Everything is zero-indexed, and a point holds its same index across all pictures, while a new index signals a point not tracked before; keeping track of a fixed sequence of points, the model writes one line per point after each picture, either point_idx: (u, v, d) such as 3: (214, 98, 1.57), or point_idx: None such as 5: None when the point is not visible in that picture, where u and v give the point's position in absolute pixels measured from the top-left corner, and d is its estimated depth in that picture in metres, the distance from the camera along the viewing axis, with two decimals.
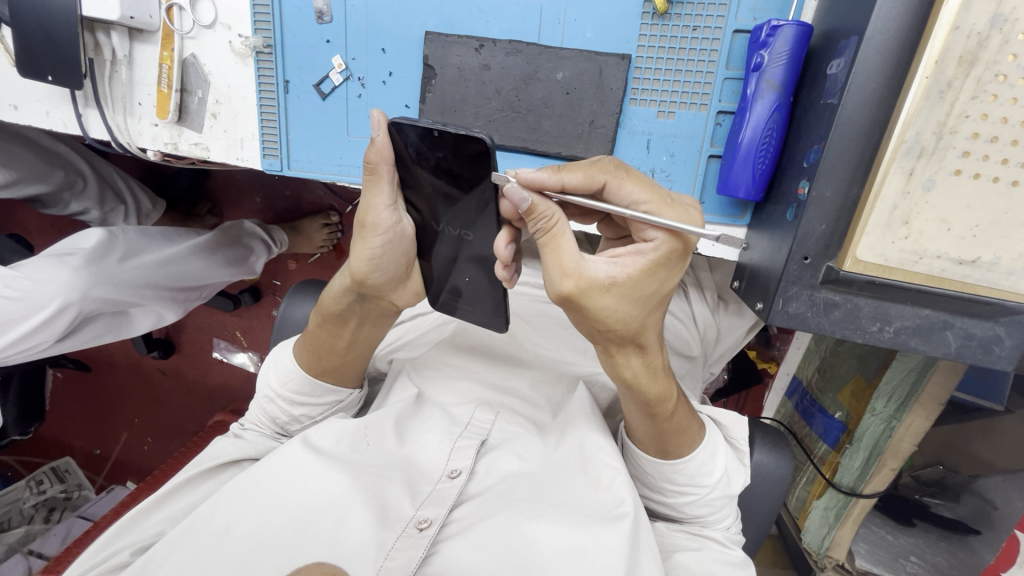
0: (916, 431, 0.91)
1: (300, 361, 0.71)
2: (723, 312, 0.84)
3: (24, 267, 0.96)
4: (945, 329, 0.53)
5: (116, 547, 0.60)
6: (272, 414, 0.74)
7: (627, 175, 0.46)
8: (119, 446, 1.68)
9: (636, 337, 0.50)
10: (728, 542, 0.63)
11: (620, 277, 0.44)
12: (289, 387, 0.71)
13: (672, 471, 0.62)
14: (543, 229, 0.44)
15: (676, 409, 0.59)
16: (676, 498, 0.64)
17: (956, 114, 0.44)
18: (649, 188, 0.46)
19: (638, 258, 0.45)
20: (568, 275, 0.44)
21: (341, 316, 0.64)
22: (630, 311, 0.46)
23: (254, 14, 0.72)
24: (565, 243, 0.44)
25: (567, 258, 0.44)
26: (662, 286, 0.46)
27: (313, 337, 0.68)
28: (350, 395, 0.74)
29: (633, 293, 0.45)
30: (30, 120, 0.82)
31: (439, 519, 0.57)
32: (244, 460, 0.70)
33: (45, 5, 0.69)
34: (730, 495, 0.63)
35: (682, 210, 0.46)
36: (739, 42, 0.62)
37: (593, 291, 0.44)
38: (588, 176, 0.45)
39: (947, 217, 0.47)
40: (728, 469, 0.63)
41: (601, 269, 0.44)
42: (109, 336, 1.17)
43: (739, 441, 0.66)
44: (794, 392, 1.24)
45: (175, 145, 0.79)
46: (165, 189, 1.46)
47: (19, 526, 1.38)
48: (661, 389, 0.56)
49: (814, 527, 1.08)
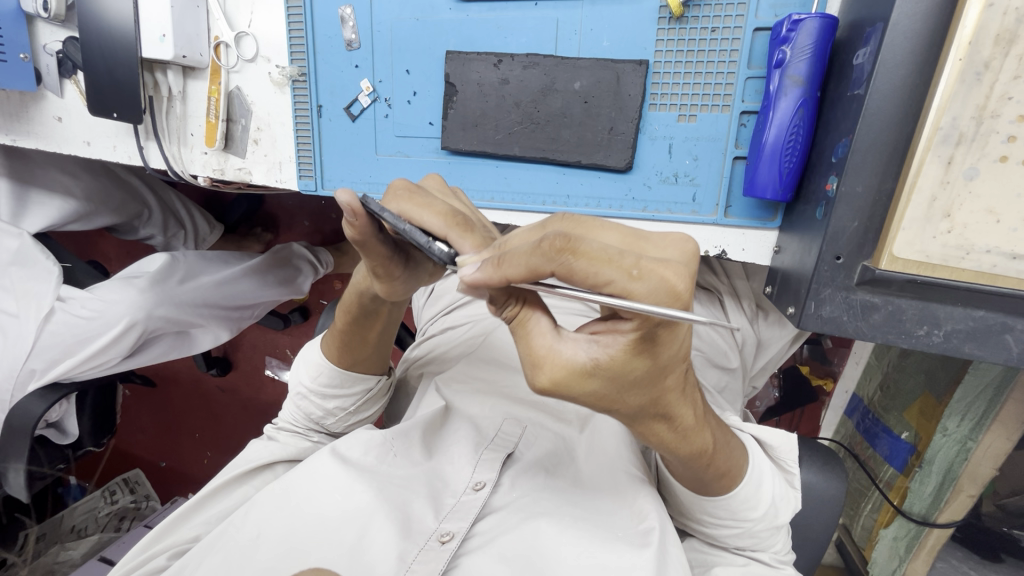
0: (996, 453, 0.82)
1: (329, 356, 0.74)
2: (763, 321, 0.80)
3: (97, 289, 1.06)
4: (1003, 332, 0.48)
5: (155, 548, 0.64)
6: (306, 411, 0.76)
7: (576, 253, 0.33)
8: (181, 459, 1.79)
9: (658, 407, 0.42)
10: (773, 562, 0.59)
11: (603, 359, 0.37)
12: (320, 381, 0.74)
13: (713, 506, 0.58)
14: (510, 316, 0.40)
15: (714, 459, 0.52)
16: (717, 530, 0.60)
17: (997, 96, 0.41)
18: (602, 262, 0.33)
19: (617, 337, 0.37)
20: (542, 365, 0.39)
21: (360, 313, 0.67)
22: (626, 394, 0.39)
23: (290, 44, 0.77)
24: (535, 325, 0.40)
25: (540, 342, 0.39)
26: (657, 365, 0.37)
27: (342, 334, 0.70)
28: (378, 382, 0.77)
29: (623, 375, 0.37)
30: (101, 153, 0.91)
31: (461, 533, 0.56)
32: (277, 463, 0.73)
33: (112, 50, 0.78)
34: (778, 526, 0.58)
35: (658, 280, 0.32)
36: (760, 40, 0.60)
37: (575, 376, 0.38)
38: (530, 268, 0.34)
39: (995, 207, 0.43)
40: (775, 498, 0.58)
41: (579, 354, 0.38)
42: (175, 354, 1.26)
43: (788, 464, 0.61)
44: (854, 411, 1.14)
45: (222, 170, 0.85)
46: (223, 215, 1.56)
47: (95, 533, 1.49)
48: (699, 442, 0.49)
49: (883, 559, 1.02)
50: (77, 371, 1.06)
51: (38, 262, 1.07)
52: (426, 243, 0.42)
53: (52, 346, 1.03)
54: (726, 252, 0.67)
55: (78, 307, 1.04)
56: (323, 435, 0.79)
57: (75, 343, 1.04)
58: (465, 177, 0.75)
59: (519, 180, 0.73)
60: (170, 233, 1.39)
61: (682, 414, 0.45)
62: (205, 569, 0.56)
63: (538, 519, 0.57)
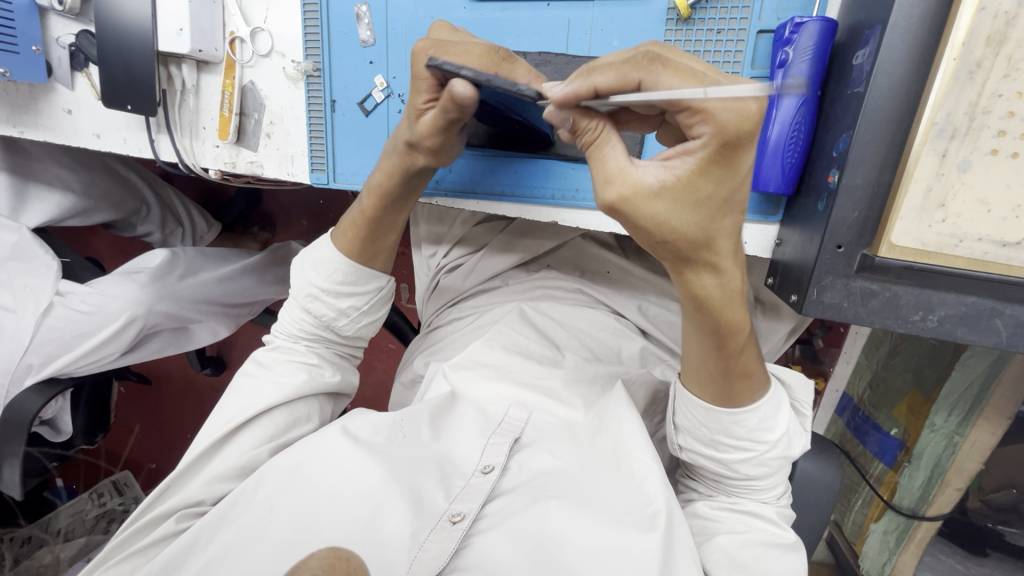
0: (982, 448, 0.86)
1: (342, 249, 0.76)
2: (761, 315, 0.84)
3: (98, 284, 1.06)
4: (994, 316, 0.51)
5: (162, 512, 0.64)
6: (314, 313, 0.76)
7: (666, 66, 0.40)
8: (173, 459, 1.78)
9: (709, 249, 0.46)
10: (778, 520, 0.61)
11: (669, 182, 0.41)
12: (334, 279, 0.76)
13: (731, 422, 0.60)
14: (589, 139, 0.46)
15: (745, 347, 0.56)
16: (730, 454, 0.62)
17: (988, 93, 0.45)
18: (688, 79, 0.40)
19: (686, 159, 0.41)
20: (612, 182, 0.44)
21: (395, 192, 0.72)
22: (687, 218, 0.43)
23: (305, 41, 0.79)
24: (609, 151, 0.45)
25: (612, 164, 0.44)
26: (720, 187, 0.41)
27: (371, 220, 0.74)
28: (388, 284, 0.80)
29: (687, 197, 0.42)
30: (110, 146, 0.92)
31: (472, 513, 0.58)
32: (276, 408, 0.71)
33: (127, 44, 0.79)
34: (788, 457, 0.61)
35: (733, 94, 0.38)
36: (763, 42, 0.63)
37: (641, 198, 0.43)
38: (620, 76, 0.41)
39: (986, 198, 0.47)
40: (789, 430, 0.61)
41: (648, 176, 0.42)
42: (171, 349, 1.24)
43: (803, 406, 0.65)
44: (845, 409, 1.17)
45: (234, 163, 0.86)
46: (223, 213, 1.56)
47: (82, 535, 1.48)
48: (732, 316, 0.53)
49: (874, 553, 1.04)
50: (75, 366, 1.05)
51: (38, 257, 1.07)
52: (518, 85, 0.49)
53: (50, 339, 1.03)
54: None
55: (78, 302, 1.04)
56: (328, 340, 0.79)
57: (73, 338, 1.04)
58: (478, 170, 0.77)
59: (528, 177, 0.75)
60: (169, 231, 1.40)
61: (728, 266, 0.49)
62: (219, 541, 0.58)
63: (547, 501, 0.59)
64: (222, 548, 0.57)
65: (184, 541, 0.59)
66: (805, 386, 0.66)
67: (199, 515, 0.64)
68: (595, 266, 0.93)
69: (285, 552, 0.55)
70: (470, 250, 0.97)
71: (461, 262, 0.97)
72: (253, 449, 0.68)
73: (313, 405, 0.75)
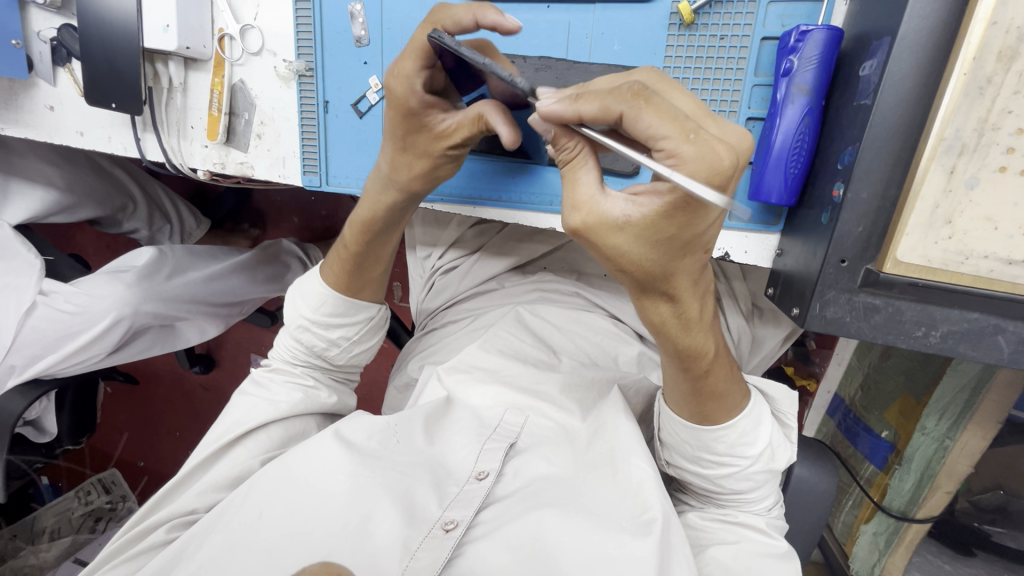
0: (971, 452, 0.85)
1: (332, 282, 0.75)
2: (758, 321, 0.83)
3: (83, 283, 1.03)
4: (996, 333, 0.50)
5: (148, 526, 0.62)
6: (306, 344, 0.75)
7: (648, 104, 0.38)
8: (160, 458, 1.75)
9: (667, 285, 0.46)
10: (768, 530, 0.60)
11: (634, 218, 0.41)
12: (323, 310, 0.74)
13: (712, 439, 0.60)
14: (565, 159, 0.44)
15: (712, 371, 0.56)
16: (714, 471, 0.62)
17: (998, 109, 0.44)
18: (670, 120, 0.38)
19: (654, 199, 0.40)
20: (579, 208, 0.42)
21: (378, 226, 0.70)
22: (647, 255, 0.42)
23: (297, 39, 0.76)
24: (582, 174, 0.43)
25: (582, 190, 0.42)
26: (683, 232, 0.41)
27: (354, 256, 0.72)
28: (379, 311, 0.79)
29: (650, 236, 0.41)
30: (94, 144, 0.89)
31: (465, 520, 0.57)
32: (271, 425, 0.70)
33: (111, 40, 0.76)
34: (773, 470, 0.61)
35: (707, 148, 0.37)
36: (767, 49, 0.62)
37: (604, 228, 0.42)
38: (603, 107, 0.39)
39: (994, 215, 0.46)
40: (772, 443, 0.61)
41: (615, 209, 0.41)
42: (157, 349, 1.22)
43: (786, 417, 0.64)
44: (836, 410, 1.18)
45: (223, 164, 0.84)
46: (211, 210, 1.53)
47: (69, 535, 1.47)
48: (699, 342, 0.53)
49: (863, 553, 1.05)
50: (60, 366, 1.03)
51: (20, 255, 1.04)
52: (509, 75, 0.44)
53: (33, 340, 1.00)
54: (729, 255, 0.68)
55: (62, 302, 1.01)
56: (322, 368, 0.78)
57: (57, 338, 1.01)
58: (475, 175, 0.75)
59: (526, 182, 0.74)
60: (156, 228, 1.37)
61: (689, 302, 0.49)
62: (206, 551, 0.56)
63: (542, 510, 0.57)
64: (207, 558, 0.55)
65: (172, 551, 0.58)
66: (790, 398, 0.65)
67: (190, 525, 0.62)
68: (591, 269, 0.92)
69: (273, 560, 0.53)
70: (465, 253, 0.95)
71: (456, 265, 0.95)
72: (246, 460, 0.67)
73: (309, 422, 0.74)
